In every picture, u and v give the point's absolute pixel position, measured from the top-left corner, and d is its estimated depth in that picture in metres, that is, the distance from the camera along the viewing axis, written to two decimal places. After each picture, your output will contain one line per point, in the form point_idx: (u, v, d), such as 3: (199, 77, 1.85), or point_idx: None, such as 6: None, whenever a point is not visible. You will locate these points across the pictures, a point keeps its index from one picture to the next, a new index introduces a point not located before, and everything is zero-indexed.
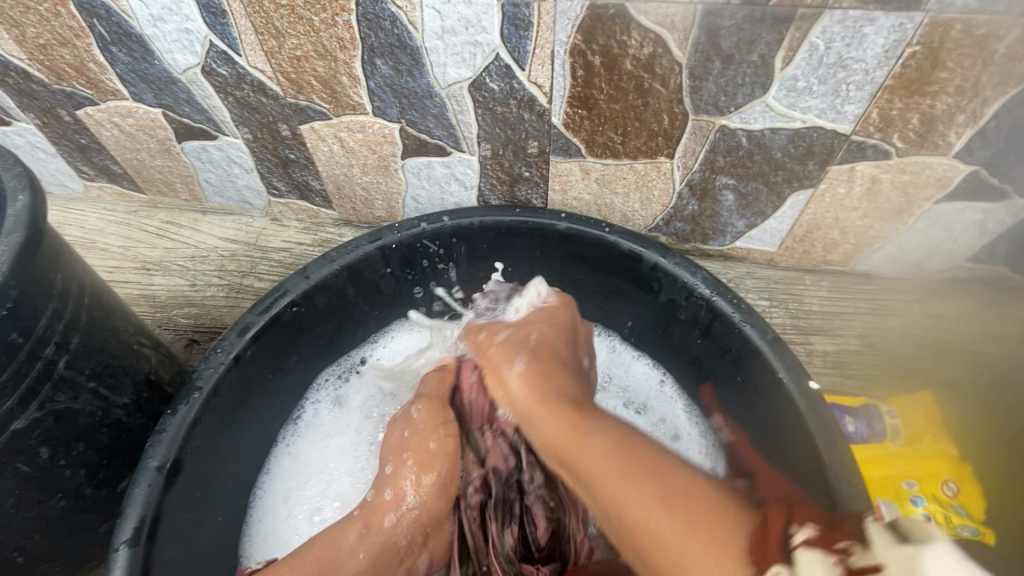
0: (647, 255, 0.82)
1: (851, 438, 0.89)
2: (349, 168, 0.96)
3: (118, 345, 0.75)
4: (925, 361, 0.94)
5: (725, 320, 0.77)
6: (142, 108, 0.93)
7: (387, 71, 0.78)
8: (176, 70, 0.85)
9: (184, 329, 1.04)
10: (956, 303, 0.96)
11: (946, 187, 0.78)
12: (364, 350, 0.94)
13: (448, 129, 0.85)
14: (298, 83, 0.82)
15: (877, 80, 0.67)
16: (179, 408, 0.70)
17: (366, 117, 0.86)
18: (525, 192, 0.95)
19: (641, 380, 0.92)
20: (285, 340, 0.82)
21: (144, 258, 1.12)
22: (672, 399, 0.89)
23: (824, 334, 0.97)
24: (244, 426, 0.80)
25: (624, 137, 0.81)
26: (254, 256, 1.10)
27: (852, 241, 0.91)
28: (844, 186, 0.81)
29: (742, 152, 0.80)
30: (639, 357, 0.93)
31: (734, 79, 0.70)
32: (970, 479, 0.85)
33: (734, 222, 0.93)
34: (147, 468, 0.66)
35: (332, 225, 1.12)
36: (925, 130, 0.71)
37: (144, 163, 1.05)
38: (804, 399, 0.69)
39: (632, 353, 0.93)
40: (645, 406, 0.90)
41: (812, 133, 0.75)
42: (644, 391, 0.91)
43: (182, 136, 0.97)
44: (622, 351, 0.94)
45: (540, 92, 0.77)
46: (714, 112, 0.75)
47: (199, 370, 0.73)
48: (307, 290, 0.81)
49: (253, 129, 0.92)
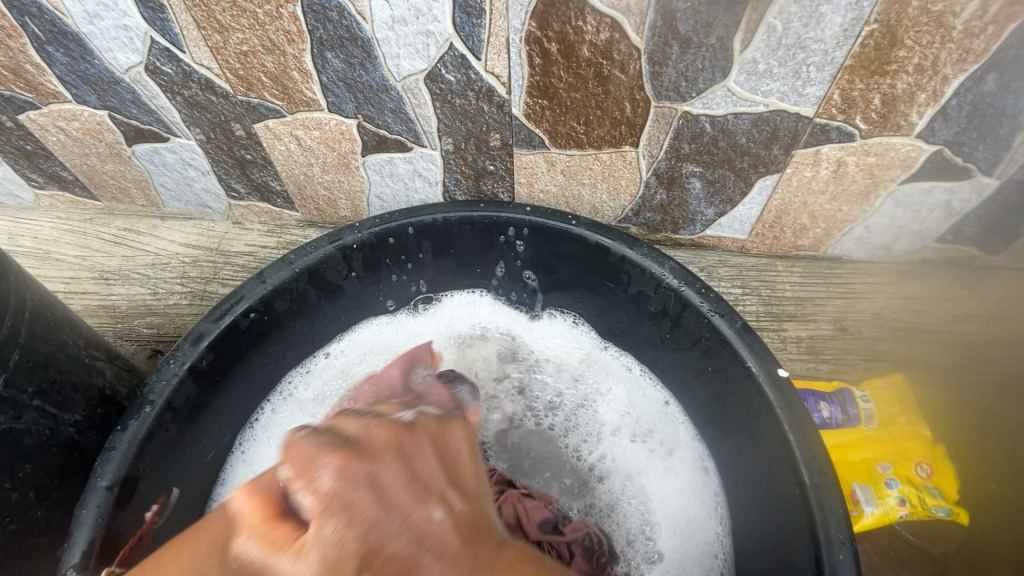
0: (615, 247, 0.80)
1: (825, 423, 0.89)
2: (309, 167, 0.93)
3: (66, 360, 0.72)
4: (896, 343, 0.94)
5: (693, 310, 0.76)
6: (87, 110, 0.89)
7: (339, 64, 0.75)
8: (119, 70, 0.81)
9: (147, 340, 1.01)
10: (925, 285, 0.96)
11: (911, 167, 0.78)
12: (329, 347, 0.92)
13: (407, 123, 0.83)
14: (247, 80, 0.79)
15: (837, 61, 0.66)
16: (130, 423, 0.67)
17: (321, 113, 0.83)
18: (491, 186, 0.93)
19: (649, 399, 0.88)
20: (243, 348, 0.79)
21: (102, 267, 1.07)
22: (678, 420, 0.86)
23: (797, 320, 0.97)
24: (199, 439, 0.77)
25: (587, 127, 0.79)
26: (216, 261, 1.07)
27: (821, 225, 0.91)
28: (810, 169, 0.81)
29: (707, 138, 0.78)
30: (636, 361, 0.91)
31: (693, 64, 0.68)
32: (943, 458, 0.85)
33: (704, 210, 0.92)
34: (97, 488, 0.63)
35: (297, 227, 1.09)
36: (887, 110, 0.70)
37: (94, 168, 1.01)
38: (774, 387, 0.68)
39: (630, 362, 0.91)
40: (649, 432, 0.86)
41: (775, 117, 0.73)
42: (651, 416, 0.87)
43: (132, 139, 0.93)
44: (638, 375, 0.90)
45: (498, 82, 0.75)
46: (676, 98, 0.73)
47: (150, 383, 0.70)
48: (265, 295, 0.78)
49: (205, 129, 0.89)
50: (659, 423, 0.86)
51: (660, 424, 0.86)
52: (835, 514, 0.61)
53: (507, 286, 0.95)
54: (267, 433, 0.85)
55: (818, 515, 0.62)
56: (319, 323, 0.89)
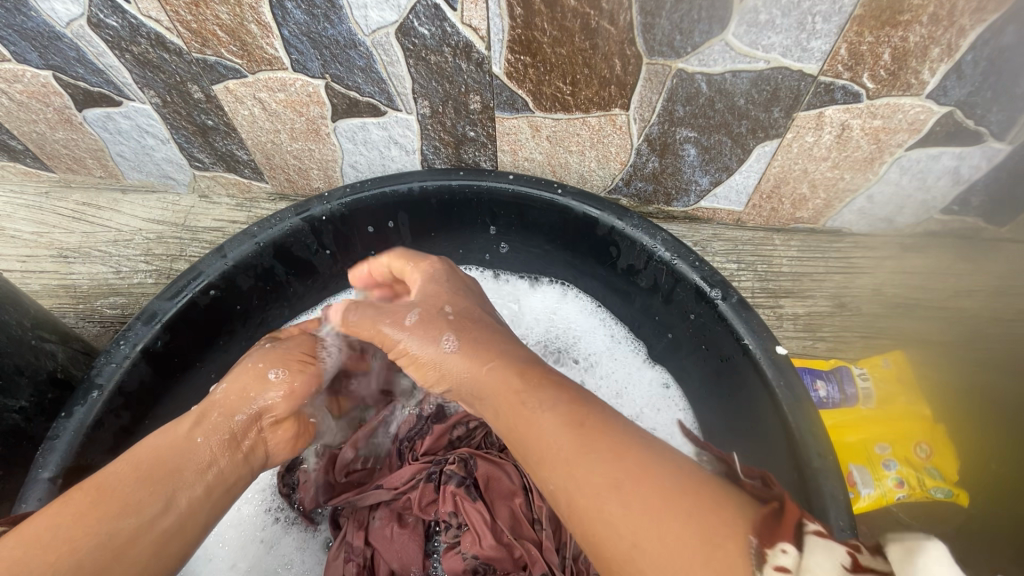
0: (603, 219, 0.75)
1: (823, 403, 0.86)
2: (276, 134, 0.87)
3: (9, 342, 0.66)
4: (896, 320, 0.91)
5: (687, 285, 0.71)
6: (29, 71, 0.81)
7: (300, 16, 0.68)
8: (58, 23, 0.73)
9: (111, 321, 0.94)
10: (928, 259, 0.92)
11: (920, 131, 0.73)
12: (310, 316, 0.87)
13: (379, 84, 0.76)
14: (201, 34, 0.72)
15: (845, 10, 0.60)
16: (75, 410, 0.62)
17: (285, 73, 0.76)
18: (473, 154, 0.88)
19: (642, 384, 0.83)
20: (204, 327, 0.75)
21: (61, 244, 1.01)
22: (674, 406, 0.81)
23: (794, 296, 0.93)
24: (154, 427, 0.72)
25: (573, 87, 0.73)
26: (182, 237, 1.00)
27: (822, 195, 0.86)
28: (812, 134, 0.75)
29: (703, 100, 0.73)
30: (628, 343, 0.86)
31: (689, 14, 0.62)
32: (943, 440, 0.81)
33: (698, 179, 0.86)
34: (38, 480, 0.58)
35: (267, 200, 1.02)
36: (896, 67, 0.65)
37: (45, 136, 0.93)
38: (771, 365, 0.64)
39: (625, 341, 0.86)
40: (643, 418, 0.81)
41: (777, 75, 0.68)
42: (644, 399, 0.82)
43: (82, 104, 0.86)
44: (634, 356, 0.85)
45: (476, 35, 0.68)
46: (670, 53, 0.67)
47: (98, 366, 0.65)
48: (226, 271, 0.73)
49: (161, 92, 0.82)
50: (651, 409, 0.81)
51: (650, 414, 0.81)
52: (834, 498, 0.57)
53: (496, 261, 0.91)
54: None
55: (815, 500, 0.57)
56: (292, 300, 0.84)
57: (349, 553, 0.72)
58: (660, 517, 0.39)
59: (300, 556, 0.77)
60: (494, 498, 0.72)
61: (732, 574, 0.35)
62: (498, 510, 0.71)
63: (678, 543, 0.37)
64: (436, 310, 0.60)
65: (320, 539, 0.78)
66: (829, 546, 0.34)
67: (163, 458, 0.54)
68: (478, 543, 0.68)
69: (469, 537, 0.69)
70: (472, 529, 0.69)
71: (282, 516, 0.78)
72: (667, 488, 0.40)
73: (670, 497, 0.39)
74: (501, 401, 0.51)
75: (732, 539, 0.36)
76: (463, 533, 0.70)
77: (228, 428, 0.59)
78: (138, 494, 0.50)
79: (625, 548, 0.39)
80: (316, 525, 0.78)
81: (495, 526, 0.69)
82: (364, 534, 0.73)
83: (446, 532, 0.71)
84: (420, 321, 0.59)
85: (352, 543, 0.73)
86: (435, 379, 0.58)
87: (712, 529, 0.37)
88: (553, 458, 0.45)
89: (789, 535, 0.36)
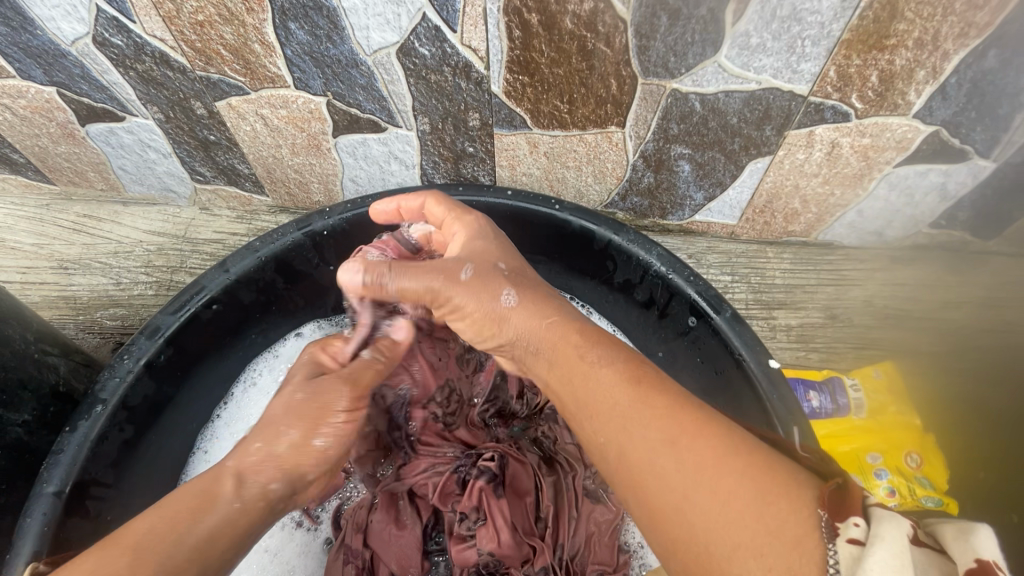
0: (600, 233, 0.77)
1: (815, 413, 0.87)
2: (277, 149, 0.88)
3: (13, 356, 0.67)
4: (887, 331, 0.93)
5: (681, 298, 0.73)
6: (33, 87, 0.82)
7: (303, 36, 0.70)
8: (64, 42, 0.74)
9: (112, 333, 0.95)
10: (917, 271, 0.94)
11: (907, 149, 0.75)
12: (307, 325, 0.88)
13: (379, 102, 0.78)
14: (205, 53, 0.73)
15: (834, 35, 0.61)
16: (79, 425, 0.63)
17: (287, 90, 0.78)
18: (471, 168, 0.89)
19: None
20: (206, 341, 0.75)
21: (61, 256, 1.01)
22: None
23: (787, 307, 0.95)
24: (155, 441, 0.73)
25: (570, 106, 0.75)
26: (183, 249, 1.01)
27: (813, 210, 0.88)
28: (803, 152, 0.77)
29: (697, 118, 0.75)
30: None
31: (683, 37, 0.64)
32: (934, 449, 0.83)
33: (692, 194, 0.88)
34: (43, 494, 0.59)
35: (267, 212, 1.04)
36: (884, 89, 0.67)
37: (47, 150, 0.94)
38: (764, 376, 0.65)
39: None
40: None
41: (768, 95, 0.69)
42: None
43: (85, 119, 0.87)
44: None
45: (475, 56, 0.70)
46: (665, 74, 0.69)
47: (102, 381, 0.65)
48: (228, 285, 0.74)
49: (164, 108, 0.83)
50: None
51: None
52: None
53: None
54: (253, 393, 0.84)
55: None
56: (291, 312, 0.85)
57: (348, 555, 0.72)
58: (719, 476, 0.39)
59: (302, 561, 0.77)
60: (512, 495, 0.72)
61: (786, 525, 0.36)
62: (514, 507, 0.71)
63: (735, 501, 0.38)
64: (489, 264, 0.60)
65: (320, 541, 0.79)
66: (895, 519, 0.34)
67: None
68: (495, 540, 0.68)
69: (487, 533, 0.68)
70: (490, 525, 0.69)
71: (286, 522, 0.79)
72: (727, 437, 0.42)
73: (725, 454, 0.40)
74: (559, 356, 0.53)
75: (792, 504, 0.37)
76: (480, 527, 0.69)
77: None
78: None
79: (679, 507, 0.40)
80: (317, 524, 0.79)
81: (511, 521, 0.69)
82: (362, 537, 0.73)
83: (461, 524, 0.71)
84: (474, 271, 0.59)
85: (351, 546, 0.73)
86: (488, 331, 0.59)
87: (768, 490, 0.38)
88: (609, 415, 0.47)
89: (858, 508, 0.36)
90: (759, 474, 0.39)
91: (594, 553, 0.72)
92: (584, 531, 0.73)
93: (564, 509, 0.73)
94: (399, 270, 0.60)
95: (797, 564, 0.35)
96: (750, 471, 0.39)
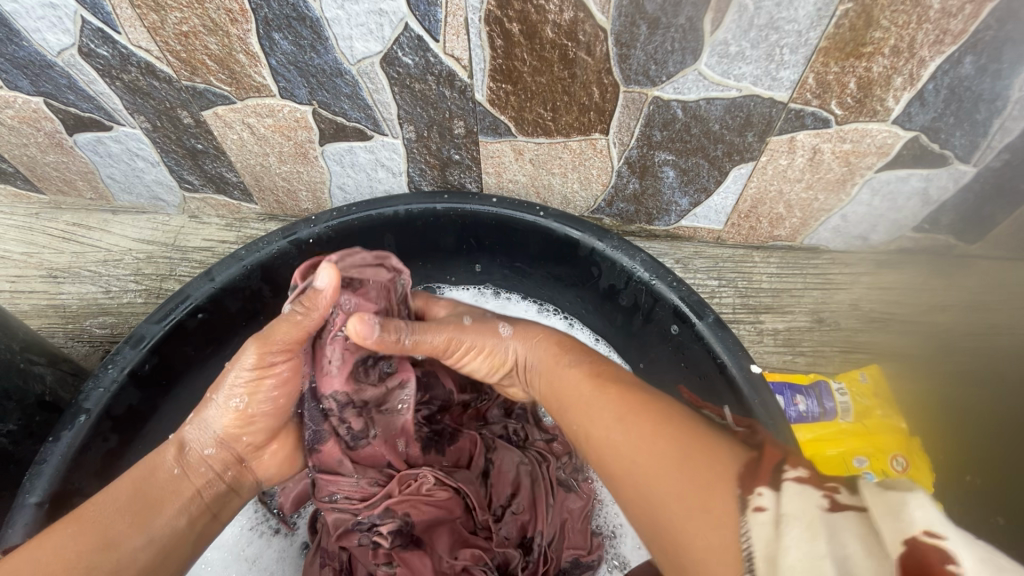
0: (584, 240, 0.77)
1: (802, 417, 0.88)
2: (264, 157, 0.89)
3: None
4: (872, 335, 0.94)
5: (665, 304, 0.73)
6: (20, 97, 0.83)
7: (287, 46, 0.70)
8: (50, 52, 0.75)
9: (101, 341, 0.95)
10: (902, 275, 0.95)
11: (888, 154, 0.75)
12: None
13: (365, 110, 0.78)
14: (190, 63, 0.74)
15: (811, 43, 0.62)
16: (62, 434, 0.63)
17: (272, 99, 0.78)
18: (458, 176, 0.90)
19: None
20: (193, 350, 0.76)
21: (50, 264, 1.01)
22: None
23: (773, 311, 0.95)
24: (140, 450, 0.73)
25: (554, 113, 0.76)
26: (172, 257, 1.01)
27: (798, 215, 0.88)
28: (786, 157, 0.78)
29: (679, 125, 0.75)
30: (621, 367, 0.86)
31: (663, 46, 0.64)
32: (918, 452, 0.83)
33: (678, 200, 0.89)
34: (24, 505, 0.59)
35: (256, 220, 1.04)
36: (863, 95, 0.67)
37: (35, 159, 0.95)
38: (747, 383, 0.65)
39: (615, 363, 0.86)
40: None
41: (748, 102, 0.70)
42: None
43: (72, 128, 0.87)
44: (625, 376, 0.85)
45: (458, 65, 0.70)
46: (646, 82, 0.69)
47: (85, 391, 0.65)
48: (214, 294, 0.74)
49: (151, 118, 0.83)
50: None
51: None
52: None
53: (494, 279, 0.92)
54: None
55: None
56: None
57: (325, 557, 0.71)
58: (653, 446, 0.44)
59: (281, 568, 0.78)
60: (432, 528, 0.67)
61: (703, 489, 0.40)
62: (436, 537, 0.67)
63: (664, 471, 0.42)
64: (479, 314, 0.69)
65: (297, 546, 0.79)
66: (805, 491, 0.35)
67: (143, 491, 0.55)
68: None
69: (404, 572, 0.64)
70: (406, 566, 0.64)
71: (265, 530, 0.79)
72: (669, 419, 0.47)
73: (661, 433, 0.45)
74: (541, 364, 0.61)
75: (712, 473, 0.40)
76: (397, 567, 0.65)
77: (203, 463, 0.60)
78: (121, 527, 0.51)
79: (625, 478, 0.45)
80: (294, 529, 0.79)
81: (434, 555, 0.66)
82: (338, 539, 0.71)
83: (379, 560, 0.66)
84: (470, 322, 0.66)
85: (327, 549, 0.71)
86: (502, 366, 0.65)
87: (692, 461, 0.42)
88: (576, 406, 0.54)
89: (764, 478, 0.38)
90: (687, 447, 0.43)
91: (567, 539, 0.74)
92: (558, 518, 0.74)
93: (540, 496, 0.73)
94: (415, 326, 0.63)
95: (706, 520, 0.38)
96: (681, 446, 0.43)
